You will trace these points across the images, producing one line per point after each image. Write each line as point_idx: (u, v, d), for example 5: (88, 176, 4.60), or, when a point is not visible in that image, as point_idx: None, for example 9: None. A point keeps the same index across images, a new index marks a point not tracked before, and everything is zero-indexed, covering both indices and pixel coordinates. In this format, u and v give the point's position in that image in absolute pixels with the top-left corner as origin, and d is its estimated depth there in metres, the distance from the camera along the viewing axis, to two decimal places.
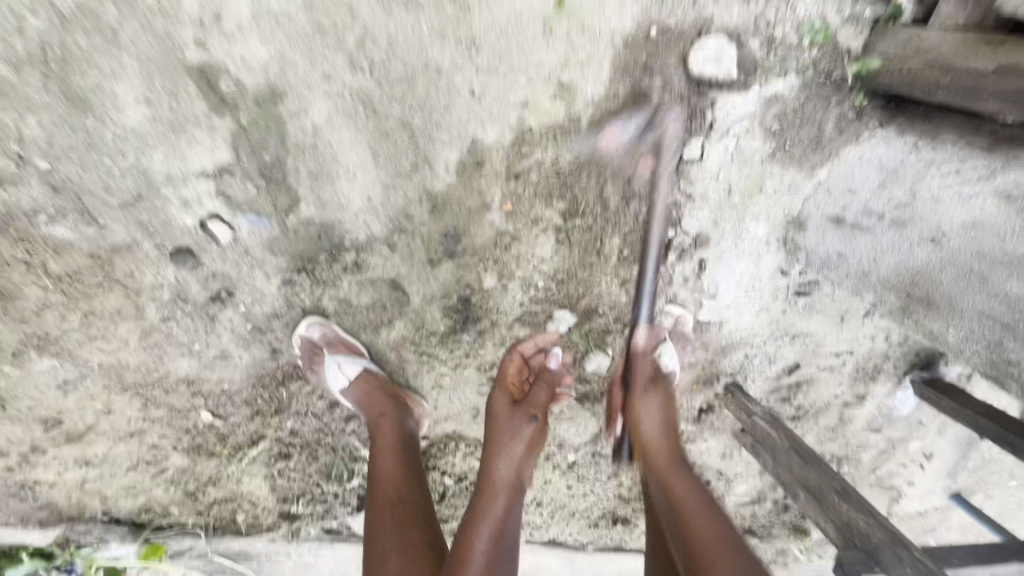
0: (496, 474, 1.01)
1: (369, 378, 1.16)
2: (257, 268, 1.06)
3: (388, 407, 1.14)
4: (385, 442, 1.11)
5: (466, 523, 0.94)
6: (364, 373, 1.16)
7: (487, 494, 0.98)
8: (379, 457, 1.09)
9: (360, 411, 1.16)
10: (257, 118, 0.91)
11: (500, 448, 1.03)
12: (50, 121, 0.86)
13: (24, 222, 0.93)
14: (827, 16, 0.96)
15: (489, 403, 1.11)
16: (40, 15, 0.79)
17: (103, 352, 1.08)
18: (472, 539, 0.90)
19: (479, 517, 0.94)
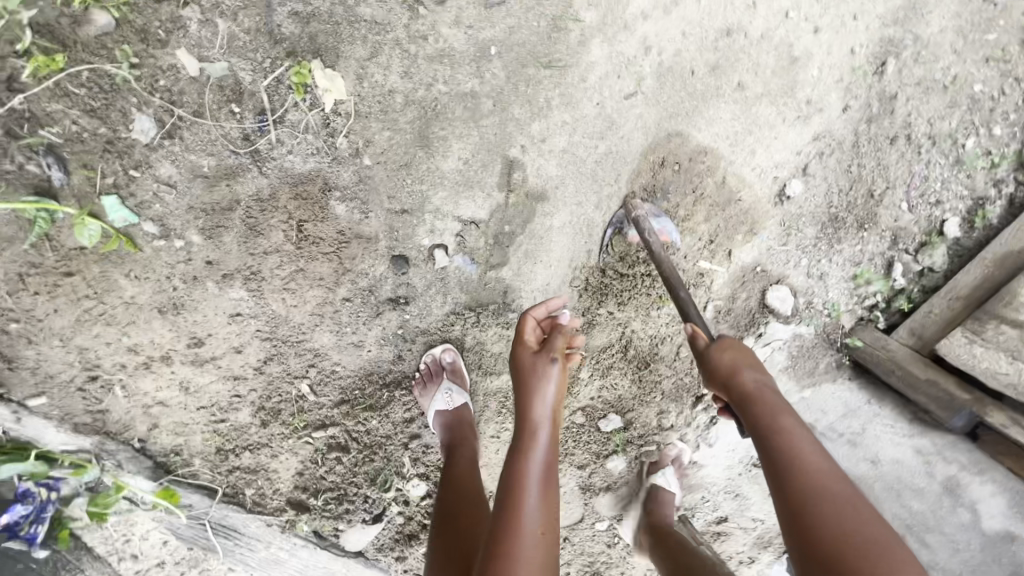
0: (535, 418, 0.99)
1: (467, 414, 1.33)
2: (441, 294, 1.31)
3: (472, 434, 1.30)
4: (466, 452, 1.25)
5: (516, 467, 0.92)
6: (463, 406, 1.33)
7: (528, 436, 0.97)
8: (458, 457, 1.23)
9: (443, 434, 1.31)
10: (520, 202, 1.25)
11: (534, 393, 1.00)
12: (397, 141, 1.13)
13: (316, 188, 1.14)
14: (840, 302, 1.52)
15: (514, 358, 1.09)
16: (446, 84, 1.11)
17: (281, 304, 1.22)
18: (523, 475, 0.91)
19: (523, 459, 0.94)
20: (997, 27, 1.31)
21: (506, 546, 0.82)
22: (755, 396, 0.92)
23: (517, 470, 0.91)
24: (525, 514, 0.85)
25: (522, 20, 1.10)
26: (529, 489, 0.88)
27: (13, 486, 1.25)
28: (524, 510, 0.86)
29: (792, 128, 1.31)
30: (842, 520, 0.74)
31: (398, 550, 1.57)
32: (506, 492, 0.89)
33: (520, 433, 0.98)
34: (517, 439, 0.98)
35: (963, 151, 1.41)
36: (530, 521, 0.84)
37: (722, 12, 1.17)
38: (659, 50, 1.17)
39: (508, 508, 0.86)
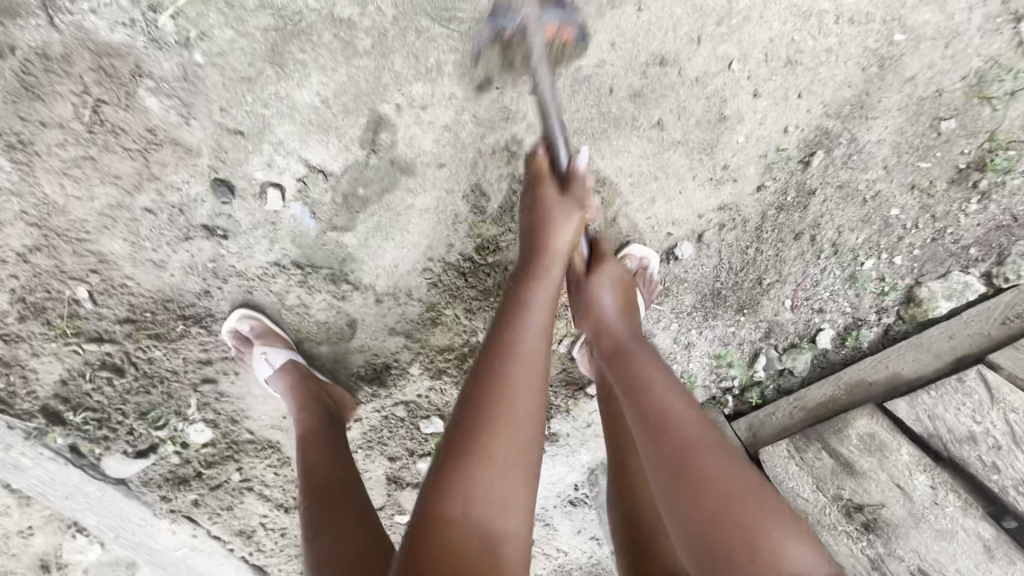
0: (519, 392, 0.77)
1: (294, 371, 1.25)
2: (269, 239, 1.14)
3: (309, 405, 1.21)
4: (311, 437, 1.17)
5: (490, 407, 0.75)
6: (288, 364, 1.24)
7: (497, 358, 0.81)
8: (308, 444, 1.15)
9: (284, 400, 1.24)
10: (381, 168, 1.08)
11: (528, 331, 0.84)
12: (241, 45, 0.93)
13: (124, 68, 0.92)
14: (697, 376, 1.47)
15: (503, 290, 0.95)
16: (317, 1, 0.91)
17: (59, 191, 1.01)
18: (489, 416, 0.75)
19: (495, 403, 0.76)
20: (934, 157, 1.23)
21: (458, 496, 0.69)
22: (617, 332, 1.04)
23: (488, 404, 0.76)
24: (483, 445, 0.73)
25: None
26: (505, 427, 0.74)
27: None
28: (477, 456, 0.72)
29: (701, 189, 1.20)
30: (723, 484, 0.75)
31: (165, 489, 1.44)
32: (457, 455, 0.72)
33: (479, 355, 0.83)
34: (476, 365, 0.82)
35: (858, 269, 1.36)
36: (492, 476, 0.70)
37: (663, 35, 1.02)
38: (581, 51, 1.01)
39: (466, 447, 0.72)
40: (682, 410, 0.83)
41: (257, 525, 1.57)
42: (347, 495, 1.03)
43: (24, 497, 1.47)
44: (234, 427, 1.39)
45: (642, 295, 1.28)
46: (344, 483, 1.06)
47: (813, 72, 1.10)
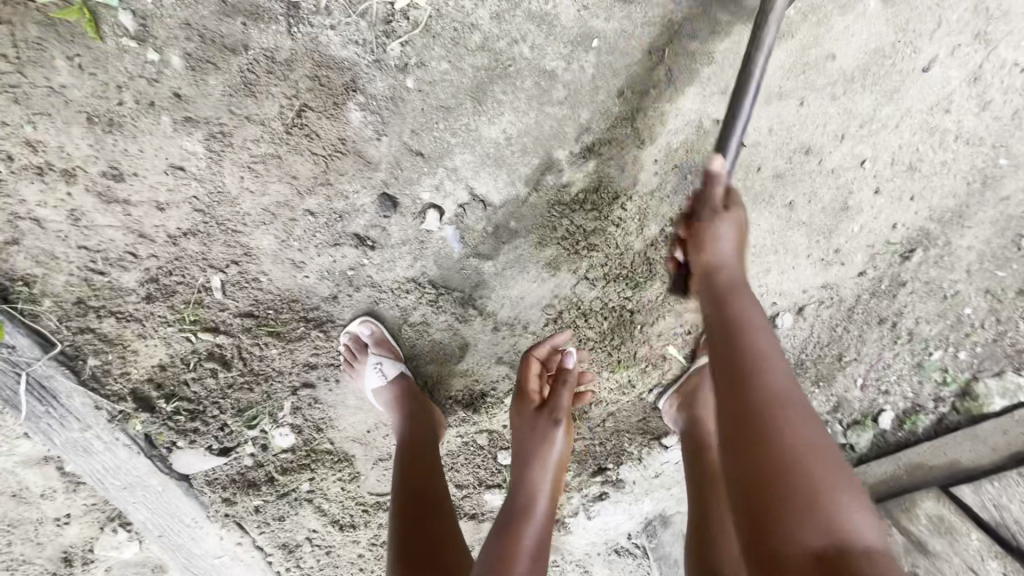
0: (535, 478, 1.12)
1: (403, 383, 1.27)
2: (413, 255, 1.17)
3: (416, 411, 1.24)
4: (415, 423, 1.22)
5: (522, 503, 1.08)
6: (399, 377, 1.27)
7: (541, 432, 1.15)
8: (414, 425, 1.22)
9: (390, 412, 1.26)
10: (538, 205, 1.15)
11: (538, 457, 1.13)
12: (451, 78, 0.99)
13: (340, 81, 0.97)
14: None
15: (522, 403, 1.22)
16: (531, 51, 0.99)
17: (237, 182, 1.03)
18: (538, 462, 1.12)
19: (540, 455, 1.13)
20: (1010, 267, 1.37)
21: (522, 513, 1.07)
22: (726, 280, 0.88)
23: (522, 510, 1.07)
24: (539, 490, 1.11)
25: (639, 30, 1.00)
26: (530, 525, 1.04)
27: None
28: (540, 492, 1.11)
29: (811, 267, 1.30)
30: (789, 448, 0.65)
31: (230, 492, 1.40)
32: (510, 510, 1.08)
33: (519, 458, 1.16)
34: (529, 441, 1.16)
35: (927, 358, 1.46)
36: (527, 539, 1.01)
37: (814, 129, 1.13)
38: (741, 132, 1.12)
39: (511, 530, 1.03)
40: (773, 376, 0.72)
41: (302, 539, 1.50)
42: (434, 516, 1.07)
43: (71, 483, 1.39)
44: (317, 435, 1.37)
45: None
46: (434, 501, 1.10)
47: (928, 179, 1.23)
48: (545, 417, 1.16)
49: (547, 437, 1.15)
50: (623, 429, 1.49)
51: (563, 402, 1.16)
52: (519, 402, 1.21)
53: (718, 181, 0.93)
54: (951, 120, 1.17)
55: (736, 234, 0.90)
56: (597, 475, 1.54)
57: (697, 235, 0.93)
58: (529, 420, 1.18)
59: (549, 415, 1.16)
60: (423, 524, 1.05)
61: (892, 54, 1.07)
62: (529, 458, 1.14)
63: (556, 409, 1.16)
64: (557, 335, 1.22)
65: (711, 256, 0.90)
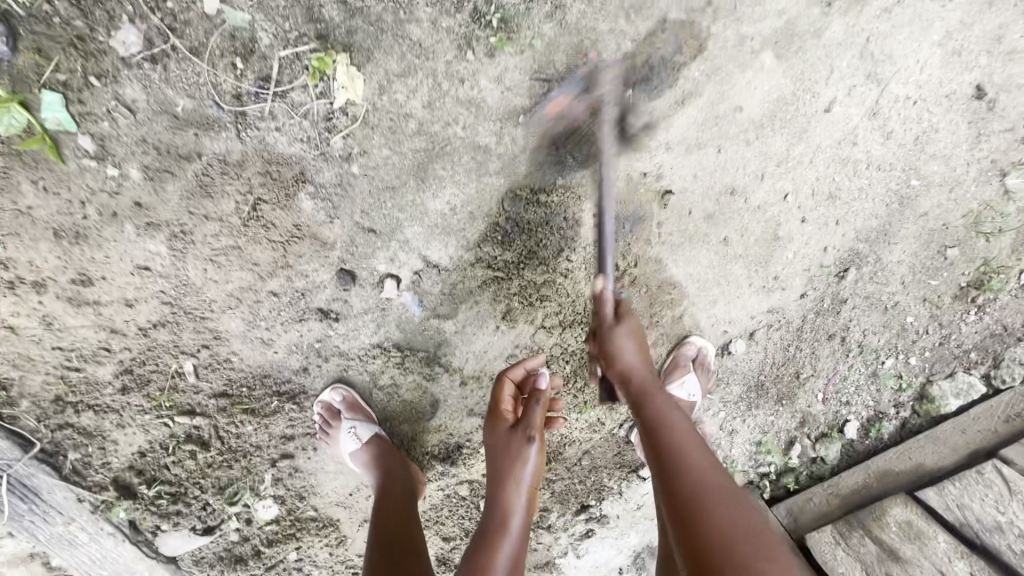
0: (508, 499, 1.12)
1: (378, 444, 1.31)
2: (376, 322, 1.24)
3: (398, 467, 1.29)
4: (398, 482, 1.26)
5: (497, 521, 1.10)
6: (373, 438, 1.31)
7: (519, 452, 1.14)
8: (396, 482, 1.26)
9: (370, 473, 1.31)
10: (489, 265, 1.21)
11: (511, 475, 1.13)
12: (393, 161, 1.07)
13: (289, 174, 1.04)
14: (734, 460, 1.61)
15: (496, 417, 1.20)
16: (463, 131, 1.08)
17: (200, 274, 1.09)
18: (512, 482, 1.12)
19: (514, 475, 1.13)
20: (942, 276, 1.46)
21: (492, 536, 1.07)
22: (639, 378, 1.04)
23: (496, 529, 1.08)
24: (510, 511, 1.11)
25: (562, 103, 1.09)
26: (501, 545, 1.05)
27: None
28: (512, 514, 1.11)
29: (755, 294, 1.38)
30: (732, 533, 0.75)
31: (218, 569, 1.41)
32: (485, 531, 1.08)
33: (498, 478, 1.14)
34: (502, 460, 1.15)
35: (881, 366, 1.55)
36: (501, 559, 1.02)
37: (736, 172, 1.23)
38: (670, 180, 1.20)
39: (481, 554, 1.03)
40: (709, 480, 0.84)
41: None
42: (411, 555, 1.07)
43: None
44: (300, 503, 1.40)
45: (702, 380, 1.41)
46: (410, 543, 1.11)
47: (849, 205, 1.33)
48: (518, 435, 1.16)
49: (521, 454, 1.14)
50: (600, 466, 1.53)
51: (535, 418, 1.15)
52: (492, 422, 1.21)
53: (606, 299, 1.10)
54: (860, 151, 1.27)
55: (636, 343, 1.06)
56: (580, 512, 1.57)
57: (608, 335, 1.08)
58: (501, 438, 1.17)
59: (522, 431, 1.16)
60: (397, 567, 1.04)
61: (795, 101, 1.18)
62: (502, 479, 1.14)
63: (529, 425, 1.15)
64: (529, 359, 1.24)
65: (621, 368, 1.05)
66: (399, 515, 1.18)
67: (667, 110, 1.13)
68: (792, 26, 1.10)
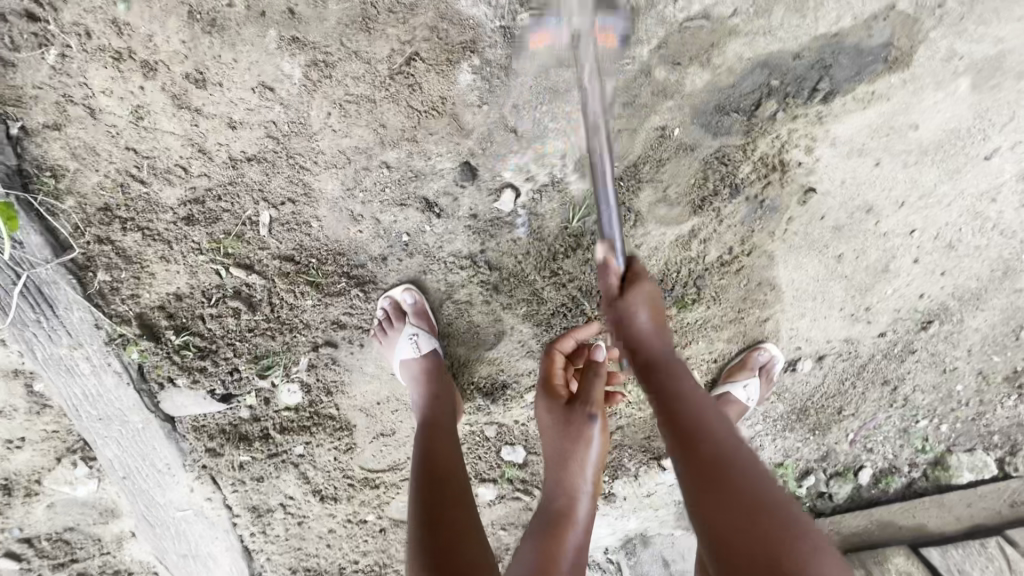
0: (572, 479, 1.05)
1: (433, 360, 1.23)
2: (475, 232, 1.14)
3: (444, 389, 1.22)
4: (441, 409, 1.19)
5: (561, 505, 1.03)
6: (430, 353, 1.22)
7: (576, 427, 1.05)
8: (439, 408, 1.19)
9: (414, 388, 1.22)
10: (612, 207, 1.14)
11: (575, 458, 1.05)
12: (568, 62, 0.98)
13: (459, 39, 0.93)
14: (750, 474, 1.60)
15: (547, 388, 1.13)
16: (649, 55, 0.99)
17: (322, 118, 0.97)
18: (575, 463, 1.05)
19: (574, 457, 1.04)
20: (1004, 354, 1.48)
21: (562, 518, 1.01)
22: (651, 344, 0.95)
23: (562, 513, 1.02)
24: (575, 488, 1.05)
25: None
26: (569, 529, 0.99)
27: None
28: (578, 503, 1.04)
29: (841, 319, 1.36)
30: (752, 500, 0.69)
31: (217, 442, 1.31)
32: (550, 516, 1.02)
33: (558, 459, 1.06)
34: (564, 437, 1.06)
35: (915, 425, 1.58)
36: (570, 548, 0.96)
37: (879, 191, 1.19)
38: (817, 178, 1.15)
39: (547, 539, 0.97)
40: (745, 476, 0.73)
41: (274, 505, 1.45)
42: (461, 507, 1.02)
43: (36, 404, 1.26)
44: (324, 398, 1.30)
45: (761, 385, 1.37)
46: (457, 496, 1.03)
47: (960, 259, 1.31)
48: (578, 412, 1.06)
49: (582, 435, 1.05)
50: (626, 444, 1.50)
51: (595, 393, 1.05)
52: (547, 396, 1.13)
53: (601, 367, 1.08)
54: (994, 209, 1.25)
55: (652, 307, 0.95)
56: None
57: (585, 426, 1.05)
58: (558, 414, 1.08)
59: (581, 408, 1.06)
60: (441, 520, 0.98)
61: (965, 137, 1.14)
62: (564, 463, 1.06)
63: (588, 401, 1.05)
64: (581, 327, 1.17)
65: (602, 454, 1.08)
66: (446, 449, 1.12)
67: (850, 104, 1.07)
68: (1003, 59, 1.05)
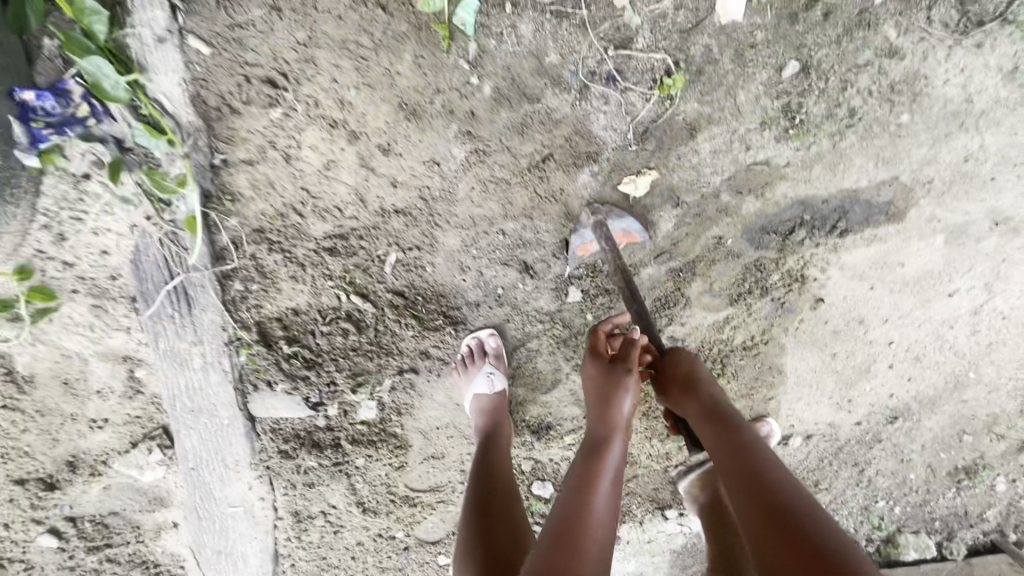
0: (609, 426, 1.03)
1: (502, 399, 1.41)
2: (558, 295, 1.37)
3: (504, 419, 1.40)
4: (502, 438, 1.36)
5: (597, 443, 1.01)
6: (500, 392, 1.40)
7: (616, 386, 1.07)
8: (501, 436, 1.37)
9: (478, 415, 1.41)
10: (669, 291, 1.40)
11: (612, 407, 1.05)
12: (661, 179, 1.26)
13: (585, 150, 1.20)
14: None
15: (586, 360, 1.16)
16: (721, 183, 1.28)
17: (466, 190, 1.21)
18: (613, 417, 1.04)
19: (611, 406, 1.05)
20: (950, 453, 1.80)
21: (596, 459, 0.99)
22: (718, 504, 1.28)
23: (596, 451, 1.00)
24: (613, 436, 1.02)
25: None
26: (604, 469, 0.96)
27: (60, 73, 1.03)
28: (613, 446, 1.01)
29: (828, 406, 1.65)
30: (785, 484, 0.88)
31: (289, 445, 1.45)
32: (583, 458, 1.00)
33: (598, 410, 1.06)
34: (603, 395, 1.07)
35: (875, 504, 1.86)
36: (604, 485, 0.93)
37: (871, 308, 1.50)
38: (827, 292, 1.46)
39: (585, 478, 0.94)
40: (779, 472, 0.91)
41: (315, 512, 1.56)
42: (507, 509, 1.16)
43: (132, 389, 1.36)
44: (395, 418, 1.47)
45: None
46: (506, 500, 1.19)
47: (923, 370, 1.64)
48: (617, 372, 1.08)
49: (619, 392, 1.06)
50: (639, 493, 1.70)
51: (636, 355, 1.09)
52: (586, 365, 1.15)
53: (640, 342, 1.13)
54: (952, 334, 1.59)
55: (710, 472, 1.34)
56: None
57: (620, 384, 1.07)
58: (600, 374, 1.11)
59: (621, 367, 1.09)
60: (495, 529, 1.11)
61: (937, 277, 1.48)
62: (601, 403, 1.06)
63: (630, 363, 1.08)
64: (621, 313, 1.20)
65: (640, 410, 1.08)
66: (498, 468, 1.27)
67: (858, 241, 1.39)
68: (968, 226, 1.41)
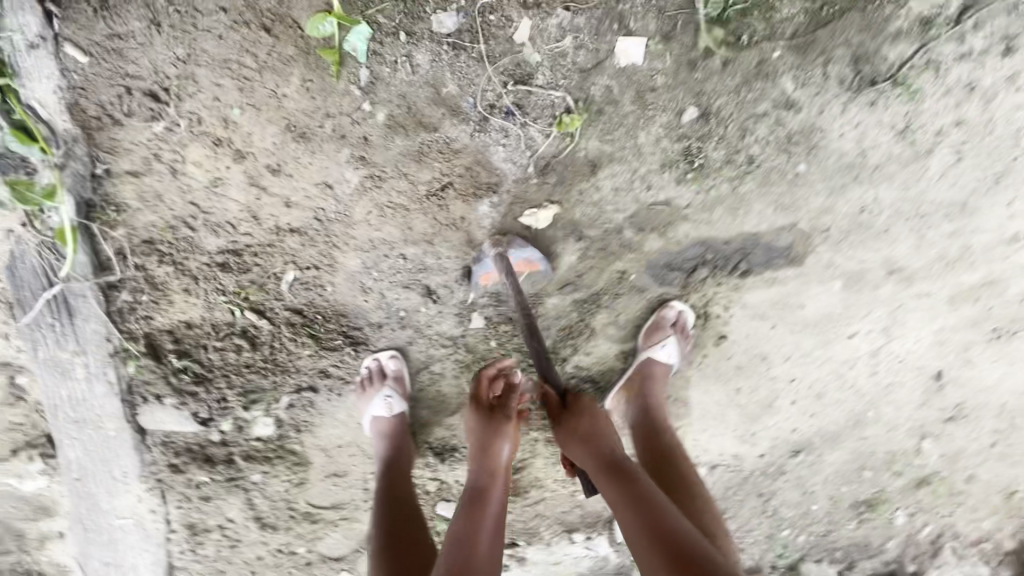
0: (493, 466, 1.10)
1: (400, 421, 1.41)
2: (461, 320, 1.37)
3: (406, 442, 1.40)
4: (407, 459, 1.37)
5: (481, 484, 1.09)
6: (399, 415, 1.40)
7: (495, 431, 1.13)
8: (405, 458, 1.37)
9: (379, 438, 1.40)
10: (574, 321, 1.41)
11: (490, 446, 1.12)
12: (563, 212, 1.27)
13: (484, 180, 1.21)
14: None
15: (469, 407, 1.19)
16: (623, 220, 1.30)
17: (363, 213, 1.21)
18: (496, 461, 1.11)
19: (492, 448, 1.11)
20: (851, 486, 1.85)
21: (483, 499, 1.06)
22: None
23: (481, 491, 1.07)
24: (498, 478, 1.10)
25: None
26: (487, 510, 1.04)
27: None
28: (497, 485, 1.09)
29: (733, 438, 1.68)
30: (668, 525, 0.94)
31: (180, 460, 1.41)
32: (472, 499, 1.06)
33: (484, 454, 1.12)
34: (485, 438, 1.13)
35: (780, 533, 1.91)
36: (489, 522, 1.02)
37: (773, 346, 1.54)
38: (729, 328, 1.50)
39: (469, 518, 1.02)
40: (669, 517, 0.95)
41: (210, 527, 1.52)
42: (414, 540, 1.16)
43: (12, 396, 1.31)
44: (293, 435, 1.44)
45: None
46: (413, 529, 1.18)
47: (826, 408, 1.68)
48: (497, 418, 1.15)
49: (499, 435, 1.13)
50: (547, 517, 1.71)
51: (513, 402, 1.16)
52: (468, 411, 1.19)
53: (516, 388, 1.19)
54: (852, 374, 1.63)
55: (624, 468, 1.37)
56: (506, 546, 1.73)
57: (497, 427, 1.14)
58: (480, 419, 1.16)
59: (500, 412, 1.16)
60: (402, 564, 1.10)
61: (836, 320, 1.52)
62: (486, 449, 1.12)
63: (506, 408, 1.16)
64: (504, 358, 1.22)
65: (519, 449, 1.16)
66: (399, 493, 1.27)
67: (759, 282, 1.43)
68: (865, 273, 1.45)
